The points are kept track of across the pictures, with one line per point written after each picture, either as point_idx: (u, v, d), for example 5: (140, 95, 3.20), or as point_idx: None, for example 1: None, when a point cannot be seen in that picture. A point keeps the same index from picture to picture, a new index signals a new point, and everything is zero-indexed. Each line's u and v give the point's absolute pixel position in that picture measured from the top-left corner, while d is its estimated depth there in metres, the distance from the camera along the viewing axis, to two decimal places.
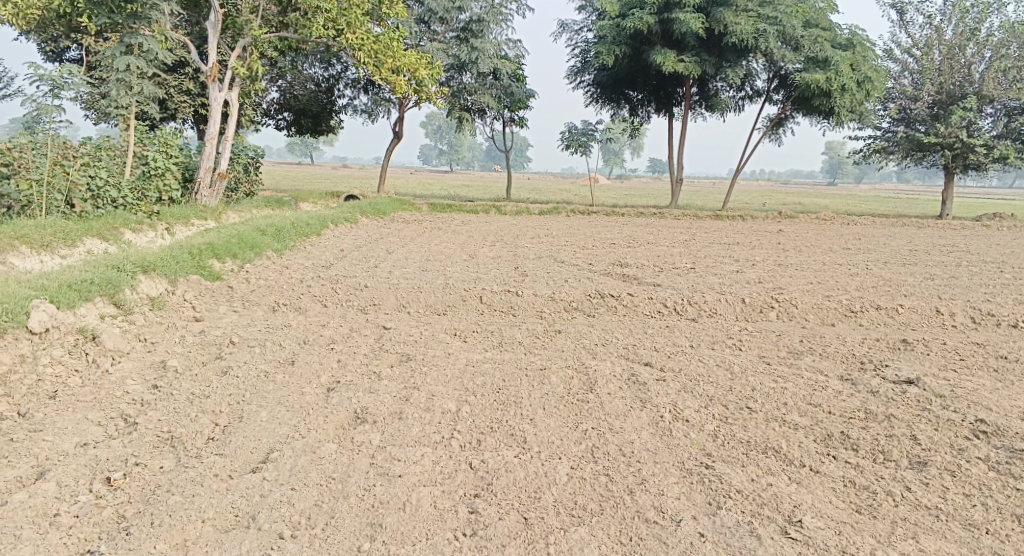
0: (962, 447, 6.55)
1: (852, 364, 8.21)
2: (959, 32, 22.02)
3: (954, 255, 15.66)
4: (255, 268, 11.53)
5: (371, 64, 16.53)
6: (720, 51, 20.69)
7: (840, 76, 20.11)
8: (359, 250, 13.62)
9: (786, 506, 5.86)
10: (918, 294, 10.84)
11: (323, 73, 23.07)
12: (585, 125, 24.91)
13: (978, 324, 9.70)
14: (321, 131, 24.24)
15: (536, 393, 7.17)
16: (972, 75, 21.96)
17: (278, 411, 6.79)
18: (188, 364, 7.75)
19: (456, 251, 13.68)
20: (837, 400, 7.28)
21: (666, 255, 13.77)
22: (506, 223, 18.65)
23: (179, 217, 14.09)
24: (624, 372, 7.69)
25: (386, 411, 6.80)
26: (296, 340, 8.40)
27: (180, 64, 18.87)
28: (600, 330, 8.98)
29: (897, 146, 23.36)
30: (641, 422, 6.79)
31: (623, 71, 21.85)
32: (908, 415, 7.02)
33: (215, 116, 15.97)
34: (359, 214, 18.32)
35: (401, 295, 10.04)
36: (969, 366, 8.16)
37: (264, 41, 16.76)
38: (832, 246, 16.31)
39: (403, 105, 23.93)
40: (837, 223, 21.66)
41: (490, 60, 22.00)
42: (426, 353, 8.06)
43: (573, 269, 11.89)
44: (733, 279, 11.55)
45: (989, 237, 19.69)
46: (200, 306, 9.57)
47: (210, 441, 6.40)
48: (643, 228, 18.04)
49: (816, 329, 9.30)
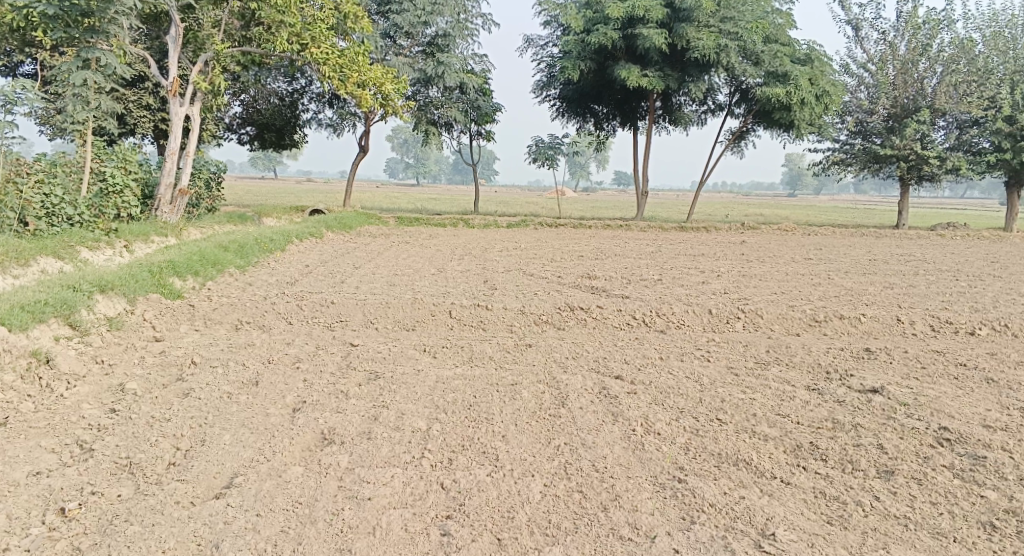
0: (928, 456, 6.60)
1: (819, 373, 8.26)
2: (912, 48, 22.46)
3: (913, 263, 15.93)
4: (217, 286, 11.30)
5: (336, 79, 16.34)
6: (683, 66, 20.92)
7: (800, 89, 20.43)
8: (324, 265, 13.43)
9: (759, 519, 5.84)
10: (880, 303, 10.98)
11: (286, 87, 22.82)
12: (551, 138, 24.98)
13: (938, 332, 9.83)
14: (285, 146, 23.97)
15: (508, 409, 7.08)
16: (925, 89, 22.44)
17: (241, 433, 6.61)
18: (148, 386, 7.52)
19: (423, 265, 13.56)
20: (805, 410, 7.30)
21: (634, 267, 13.80)
22: (473, 236, 18.57)
23: (138, 234, 13.78)
24: (595, 386, 7.64)
25: (354, 430, 6.66)
26: (260, 359, 8.21)
27: (139, 78, 18.55)
28: (570, 343, 8.93)
29: (854, 158, 23.79)
30: (613, 436, 6.73)
31: (588, 84, 21.97)
32: (874, 424, 7.07)
33: (176, 131, 15.69)
34: (324, 229, 18.10)
35: (368, 311, 9.89)
36: (931, 373, 8.26)
37: (226, 56, 16.54)
38: (795, 256, 16.51)
39: (368, 119, 23.78)
40: (799, 234, 21.94)
41: (456, 74, 21.97)
42: (394, 370, 7.92)
43: (542, 282, 11.84)
44: (700, 290, 11.59)
45: (945, 245, 20.11)
46: (160, 326, 9.33)
47: (171, 467, 6.21)
48: (609, 240, 18.09)
49: (783, 339, 9.35)
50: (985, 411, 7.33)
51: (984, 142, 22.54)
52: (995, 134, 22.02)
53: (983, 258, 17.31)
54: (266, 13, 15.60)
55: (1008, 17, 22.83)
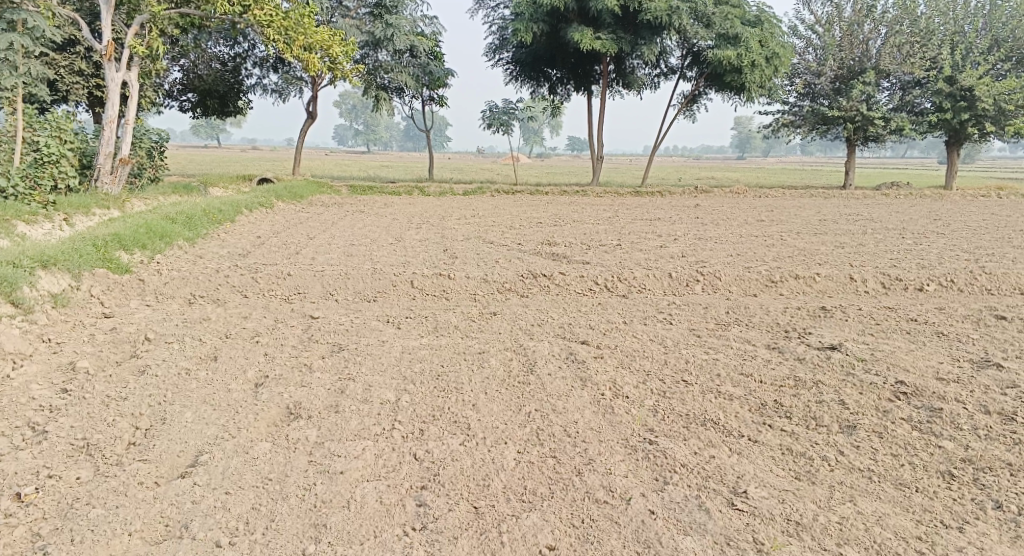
0: (888, 409, 6.74)
1: (779, 332, 8.37)
2: (857, 10, 22.73)
3: (862, 223, 16.22)
4: (167, 259, 10.94)
5: (281, 41, 15.97)
6: (635, 29, 20.79)
7: (750, 51, 20.50)
8: (278, 237, 13.12)
9: (731, 477, 5.91)
10: (833, 262, 11.14)
11: (228, 51, 22.06)
12: (504, 103, 24.70)
13: (889, 290, 10.01)
14: (229, 113, 23.24)
15: (477, 378, 7.02)
16: (870, 51, 22.77)
17: (203, 410, 6.43)
18: (101, 364, 7.26)
19: (380, 234, 13.33)
20: (768, 369, 7.39)
21: (592, 232, 13.78)
22: (429, 204, 18.31)
23: (79, 206, 13.24)
24: (562, 352, 7.62)
25: (320, 404, 6.53)
26: (218, 334, 7.98)
27: (70, 42, 17.73)
28: (534, 310, 8.88)
29: (802, 119, 24.05)
30: (582, 401, 6.73)
31: (541, 47, 21.71)
32: (835, 380, 7.19)
33: (114, 98, 15.05)
34: (275, 199, 17.66)
35: (327, 282, 9.69)
36: (885, 329, 8.42)
37: (163, 19, 15.86)
38: (748, 218, 16.68)
39: (316, 85, 23.18)
40: (751, 196, 22.21)
41: (405, 37, 21.50)
42: (357, 342, 7.78)
43: (502, 250, 11.74)
44: (659, 254, 11.62)
45: (891, 204, 20.54)
46: (109, 302, 9.00)
47: (131, 447, 6.01)
48: (566, 206, 18.01)
49: (741, 300, 9.44)
50: (937, 364, 7.51)
51: (926, 103, 22.98)
52: (936, 94, 22.44)
53: (927, 216, 17.72)
54: None
55: None
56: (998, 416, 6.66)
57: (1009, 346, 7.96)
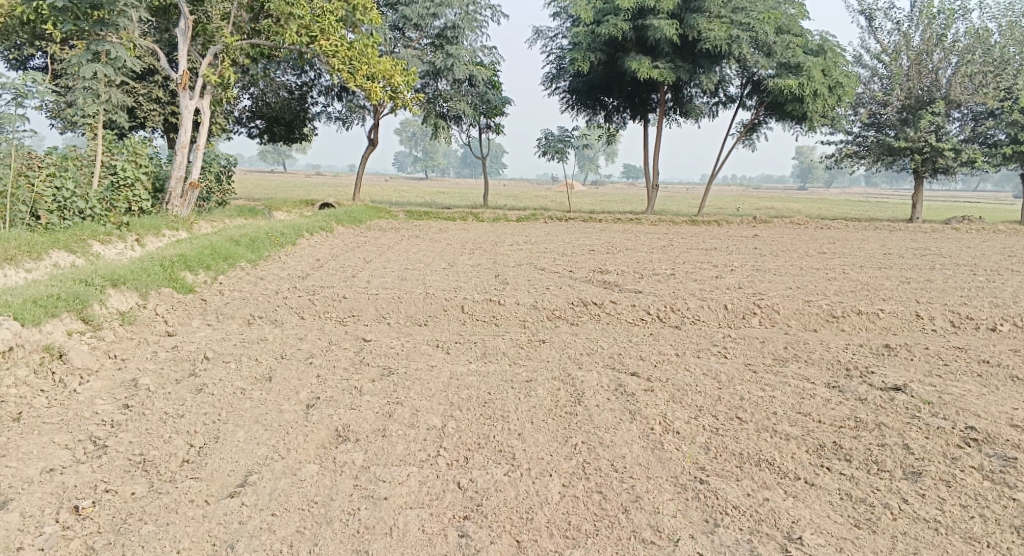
0: (956, 457, 6.46)
1: (838, 370, 8.12)
2: (925, 39, 22.15)
3: (928, 257, 15.73)
4: (229, 280, 11.24)
5: (345, 71, 16.34)
6: (694, 58, 20.72)
7: (812, 81, 20.18)
8: (336, 259, 13.36)
9: (784, 521, 5.73)
10: (896, 298, 10.81)
11: (295, 80, 22.73)
12: (561, 131, 24.81)
13: (957, 328, 9.65)
14: (294, 139, 23.90)
15: (524, 407, 6.99)
16: (940, 81, 22.11)
17: (255, 430, 6.54)
18: (161, 382, 7.46)
19: (435, 259, 13.46)
20: (826, 409, 7.17)
21: (646, 261, 13.66)
22: (484, 230, 18.46)
23: (150, 227, 13.73)
24: (611, 383, 7.53)
25: (369, 428, 6.58)
26: (273, 354, 8.14)
27: (149, 71, 18.50)
28: (584, 339, 8.82)
29: (867, 150, 23.51)
30: (631, 435, 6.63)
31: (598, 76, 21.80)
32: (898, 423, 6.94)
33: (186, 124, 15.62)
34: (335, 223, 18.04)
35: (381, 306, 9.81)
36: (954, 371, 8.10)
37: (235, 49, 16.44)
38: (808, 250, 16.34)
39: (377, 112, 23.68)
40: (812, 227, 21.77)
41: (465, 67, 21.84)
42: (408, 367, 7.83)
43: (554, 277, 11.73)
44: (714, 284, 11.45)
45: (960, 239, 19.88)
46: (172, 320, 9.27)
47: (185, 464, 6.15)
48: (622, 234, 17.93)
49: (799, 335, 9.21)
50: (1011, 410, 7.18)
51: (1000, 134, 22.24)
52: (1011, 126, 21.72)
53: (998, 251, 17.09)
54: (276, 5, 15.51)
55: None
56: None
57: None
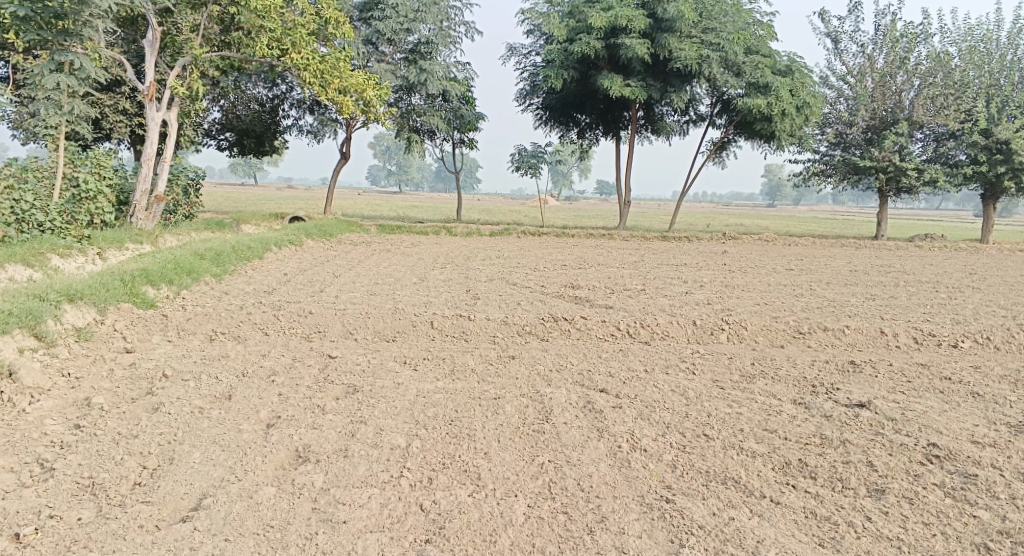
0: (919, 474, 6.47)
1: (805, 387, 8.12)
2: (890, 60, 22.51)
3: (893, 274, 15.92)
4: (192, 294, 11.01)
5: (316, 84, 16.17)
6: (665, 77, 20.88)
7: (780, 100, 20.42)
8: (304, 274, 13.18)
9: (750, 541, 5.69)
10: (862, 314, 10.89)
11: (267, 93, 22.51)
12: (533, 147, 24.84)
13: (921, 345, 9.72)
14: (264, 152, 23.66)
15: (490, 425, 6.88)
16: (903, 102, 22.52)
17: (212, 451, 6.36)
18: (116, 400, 7.25)
19: (405, 274, 13.33)
20: (793, 426, 7.15)
21: (617, 276, 13.65)
22: (455, 245, 18.37)
23: (112, 241, 13.44)
24: (580, 400, 7.45)
25: (330, 448, 6.43)
26: (234, 371, 7.95)
27: (116, 83, 18.20)
28: (553, 355, 8.73)
29: (834, 169, 23.81)
30: (598, 453, 6.55)
31: (570, 93, 21.88)
32: (863, 440, 6.94)
33: (152, 136, 15.37)
34: (304, 237, 17.83)
35: (347, 321, 9.65)
36: (917, 388, 8.14)
37: (205, 61, 16.21)
38: (776, 267, 16.47)
39: (349, 126, 23.54)
40: (780, 244, 21.99)
41: (438, 82, 21.80)
42: (373, 384, 7.68)
43: (525, 292, 11.66)
44: (684, 300, 11.45)
45: (923, 257, 20.20)
46: (131, 336, 9.04)
47: (136, 487, 5.96)
48: (593, 250, 17.94)
49: (767, 351, 9.22)
50: (972, 426, 7.22)
51: (961, 155, 22.69)
52: (971, 147, 22.19)
53: (961, 269, 17.37)
54: (246, 18, 15.35)
55: (984, 31, 22.91)
56: None
57: None
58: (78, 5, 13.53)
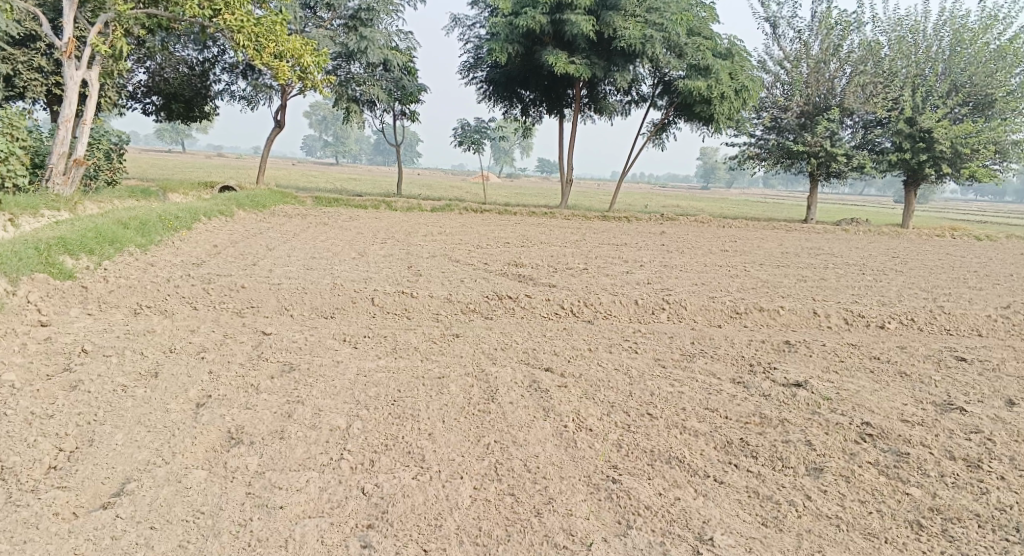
0: (855, 452, 6.56)
1: (744, 366, 8.17)
2: (823, 48, 22.89)
3: (823, 257, 16.26)
4: (115, 266, 10.41)
5: (251, 48, 15.62)
6: (609, 55, 20.76)
7: (720, 84, 20.56)
8: (236, 247, 12.65)
9: (696, 522, 5.66)
10: (796, 296, 11.03)
11: (197, 56, 21.54)
12: (477, 122, 24.48)
13: (851, 326, 9.89)
14: (194, 118, 22.71)
15: (435, 405, 6.68)
16: (834, 89, 22.97)
17: (136, 432, 6.00)
18: (29, 377, 6.78)
19: (344, 249, 12.93)
20: (733, 405, 7.16)
21: (559, 255, 13.54)
22: (395, 220, 17.97)
23: (26, 207, 12.65)
24: (526, 379, 7.32)
25: (264, 429, 6.14)
26: (161, 347, 7.54)
27: (30, 38, 17.09)
28: (498, 333, 8.57)
29: (769, 153, 24.17)
30: (544, 433, 6.43)
31: (514, 68, 21.58)
32: (801, 419, 7.00)
33: (71, 96, 14.46)
34: (235, 207, 17.18)
35: (283, 296, 9.27)
36: (849, 367, 8.27)
37: (128, 18, 15.33)
38: (713, 248, 16.64)
39: (285, 93, 22.75)
40: (715, 226, 22.27)
41: (379, 51, 21.22)
42: (311, 362, 7.38)
43: (467, 269, 11.44)
44: (625, 279, 11.42)
45: (850, 240, 20.76)
46: (47, 309, 8.51)
47: (51, 472, 5.58)
48: (534, 228, 17.81)
49: (707, 331, 9.24)
50: (902, 406, 7.35)
51: (886, 143, 23.29)
52: (897, 134, 22.74)
53: (886, 253, 17.86)
54: None
55: (912, 22, 23.18)
56: (964, 462, 6.50)
57: (972, 389, 7.83)
58: None
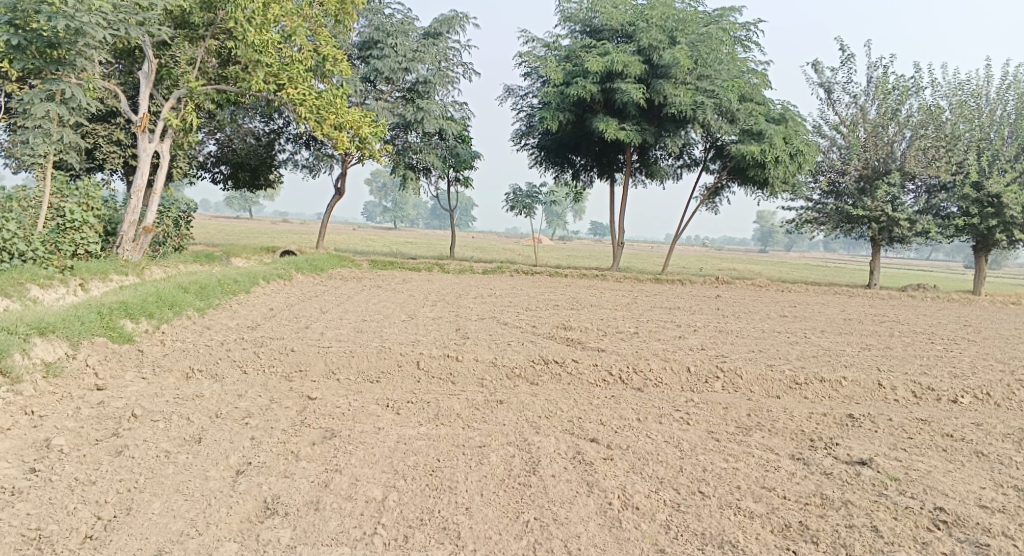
0: (926, 541, 6.16)
1: (803, 442, 7.76)
2: (881, 112, 22.51)
3: (887, 324, 15.71)
4: (172, 329, 10.60)
5: (312, 120, 16.08)
6: (660, 122, 20.87)
7: (774, 148, 20.28)
8: (290, 309, 12.81)
9: None
10: (859, 365, 10.56)
11: (263, 127, 22.35)
12: (528, 187, 24.69)
13: (920, 400, 9.38)
14: (259, 185, 23.46)
15: (474, 477, 6.52)
16: (894, 153, 22.52)
17: (173, 500, 6.07)
18: (78, 442, 6.87)
19: (394, 311, 12.99)
20: (791, 484, 6.79)
21: (609, 318, 13.35)
22: (448, 282, 18.08)
23: (96, 272, 13.10)
24: (569, 450, 7.09)
25: (301, 499, 6.12)
26: (208, 413, 7.55)
27: (111, 113, 17.93)
28: (543, 400, 8.37)
29: (827, 217, 23.68)
30: (587, 510, 6.23)
31: (566, 135, 21.82)
32: (866, 501, 6.60)
33: (143, 167, 15.06)
34: (294, 271, 17.50)
35: (331, 360, 9.27)
36: (918, 445, 7.79)
37: (200, 94, 15.78)
38: (770, 313, 16.24)
39: (345, 161, 23.36)
40: (773, 290, 21.82)
41: (435, 121, 21.66)
42: (352, 429, 7.28)
43: (516, 332, 11.33)
44: (677, 345, 11.16)
45: (916, 307, 20.07)
46: (104, 372, 8.66)
47: (86, 541, 5.70)
48: (586, 290, 17.73)
49: (763, 402, 8.87)
50: (979, 489, 6.88)
51: (952, 207, 22.61)
52: (963, 200, 22.06)
53: (956, 320, 17.17)
54: (243, 52, 15.19)
55: (973, 87, 22.76)
56: None
57: None
58: (73, 35, 12.87)
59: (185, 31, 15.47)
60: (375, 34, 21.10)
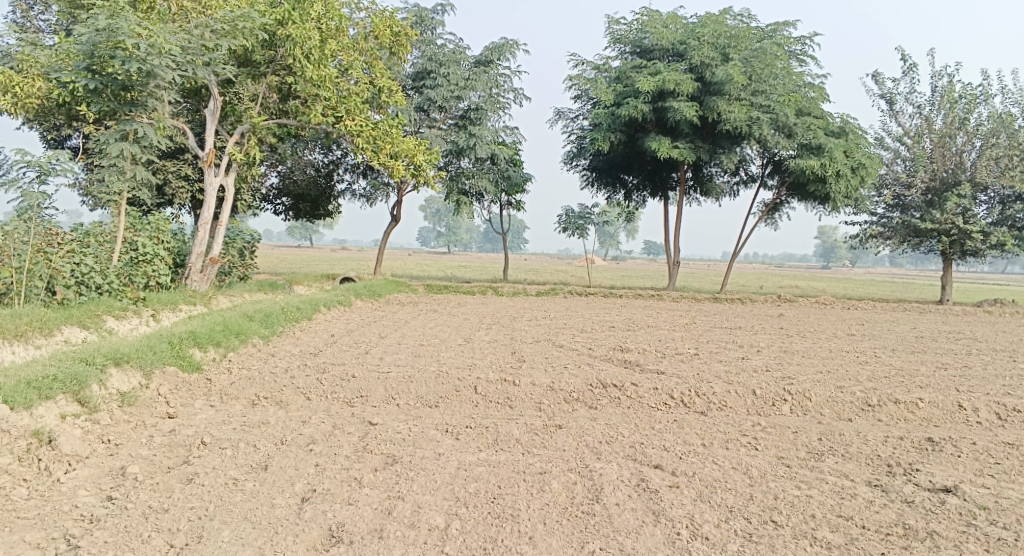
0: None
1: (879, 467, 7.45)
2: (948, 122, 21.82)
3: (962, 342, 15.10)
4: (238, 357, 10.83)
5: (370, 149, 16.42)
6: (714, 138, 20.62)
7: (835, 162, 19.78)
8: (350, 335, 12.98)
9: None
10: (934, 386, 10.12)
11: (323, 158, 22.85)
12: (581, 208, 24.61)
13: (1004, 422, 8.93)
14: (319, 215, 23.94)
15: (536, 505, 6.44)
16: (963, 164, 21.77)
17: (242, 528, 6.14)
18: (151, 470, 7.03)
19: (451, 335, 13.04)
20: (869, 512, 6.52)
21: (668, 339, 13.13)
22: (504, 305, 18.10)
23: (166, 303, 13.48)
24: (633, 477, 6.94)
25: (365, 527, 6.13)
26: (273, 440, 7.64)
27: (180, 149, 18.52)
28: (603, 425, 8.24)
29: (893, 232, 22.96)
30: (655, 540, 6.09)
31: (618, 155, 21.73)
32: (952, 532, 6.28)
33: (210, 200, 15.46)
34: (354, 297, 17.74)
35: (391, 386, 9.30)
36: (1006, 471, 7.40)
37: (263, 128, 16.24)
38: (836, 331, 15.77)
39: (402, 189, 23.67)
40: (838, 307, 21.21)
41: (488, 146, 21.80)
42: (413, 456, 7.27)
43: (573, 355, 11.23)
44: (740, 366, 10.89)
45: (993, 323, 19.25)
46: (174, 401, 8.86)
47: None
48: (643, 311, 17.54)
49: (834, 425, 8.56)
50: None
51: None
52: None
53: None
54: (303, 87, 15.54)
55: None
56: None
57: None
58: (145, 77, 13.40)
59: (248, 69, 15.79)
60: (429, 64, 21.40)
